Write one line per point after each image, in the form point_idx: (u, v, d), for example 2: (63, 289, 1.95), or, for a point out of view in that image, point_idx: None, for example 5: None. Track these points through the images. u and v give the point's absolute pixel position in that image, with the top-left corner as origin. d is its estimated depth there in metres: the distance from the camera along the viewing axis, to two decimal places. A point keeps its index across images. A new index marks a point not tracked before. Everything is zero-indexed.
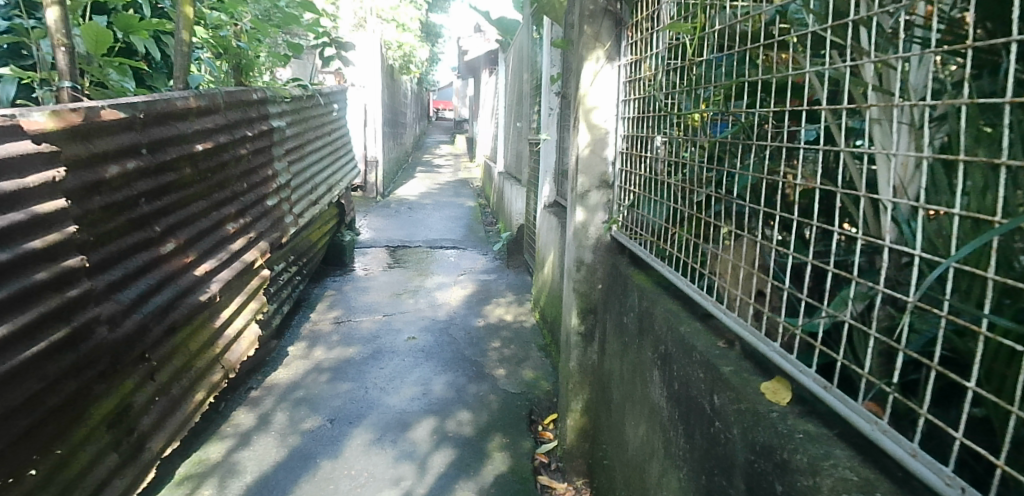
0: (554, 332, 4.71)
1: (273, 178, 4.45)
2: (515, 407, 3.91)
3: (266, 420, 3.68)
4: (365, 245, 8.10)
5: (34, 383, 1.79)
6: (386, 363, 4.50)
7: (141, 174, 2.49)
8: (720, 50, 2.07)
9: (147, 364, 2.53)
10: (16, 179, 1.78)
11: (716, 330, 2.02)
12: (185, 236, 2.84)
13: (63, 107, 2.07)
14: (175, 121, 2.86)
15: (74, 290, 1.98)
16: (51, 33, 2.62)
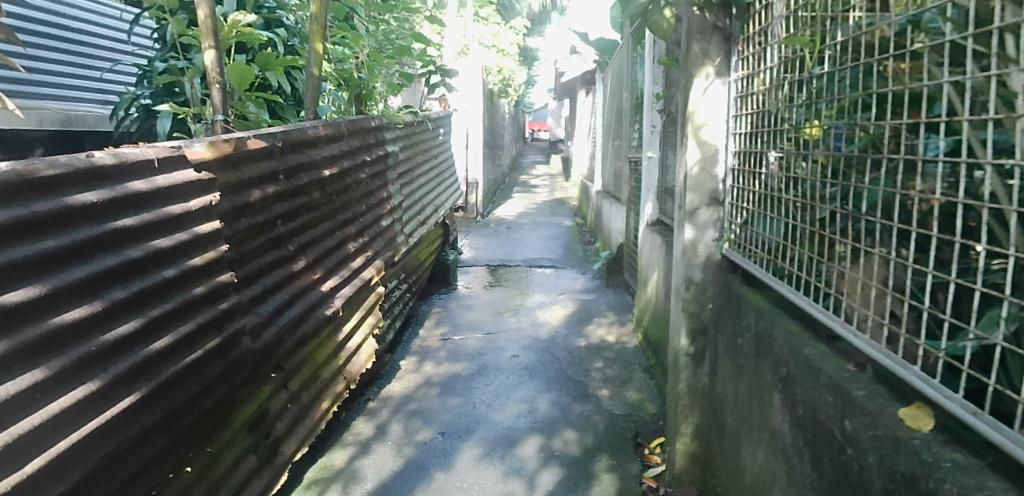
0: (658, 352, 4.63)
1: (387, 201, 4.64)
2: (622, 429, 3.87)
3: (383, 431, 3.81)
4: (467, 264, 8.27)
5: (193, 387, 1.96)
6: (491, 380, 4.57)
7: (279, 198, 2.67)
8: (842, 63, 2.01)
9: (282, 373, 2.70)
10: (181, 204, 1.97)
11: (844, 353, 1.93)
12: (314, 255, 3.02)
13: (217, 137, 2.26)
14: (307, 148, 3.06)
15: (225, 303, 2.15)
16: (207, 72, 2.90)
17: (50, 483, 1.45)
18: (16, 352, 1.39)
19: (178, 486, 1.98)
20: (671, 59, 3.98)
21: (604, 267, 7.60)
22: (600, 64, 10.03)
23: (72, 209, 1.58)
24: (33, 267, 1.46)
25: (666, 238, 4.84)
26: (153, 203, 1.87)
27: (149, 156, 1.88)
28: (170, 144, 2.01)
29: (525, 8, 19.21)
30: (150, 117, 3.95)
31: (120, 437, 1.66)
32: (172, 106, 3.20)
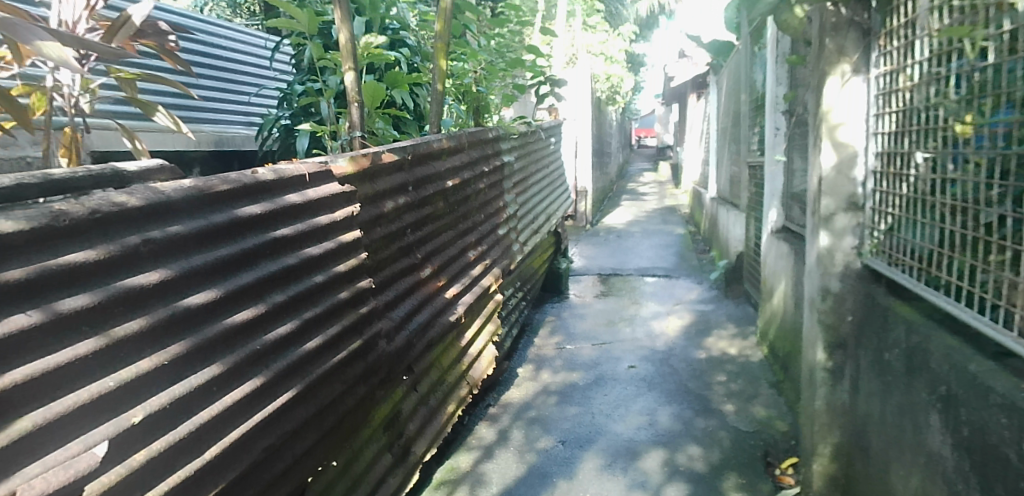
0: (787, 367, 4.41)
1: (503, 210, 4.69)
2: (750, 446, 3.70)
3: (505, 436, 3.85)
4: (579, 273, 8.22)
5: (338, 386, 2.06)
6: (610, 390, 4.50)
7: (408, 208, 2.77)
8: (1011, 54, 1.84)
9: (413, 375, 2.79)
10: (328, 215, 2.09)
11: (1016, 371, 1.75)
12: (439, 263, 3.10)
13: (358, 152, 2.37)
14: (432, 161, 3.15)
15: (364, 308, 2.25)
16: (347, 93, 3.06)
17: (221, 472, 1.54)
18: (199, 348, 1.49)
19: (320, 481, 2.07)
20: (799, 58, 3.79)
21: (722, 277, 7.32)
22: (714, 68, 9.73)
23: (241, 220, 1.70)
24: (213, 272, 1.57)
25: (795, 246, 4.59)
26: (305, 214, 1.99)
27: (302, 171, 2.01)
28: (317, 159, 2.13)
29: (633, 14, 18.93)
30: (289, 136, 4.22)
31: (279, 431, 1.77)
32: (312, 125, 3.38)
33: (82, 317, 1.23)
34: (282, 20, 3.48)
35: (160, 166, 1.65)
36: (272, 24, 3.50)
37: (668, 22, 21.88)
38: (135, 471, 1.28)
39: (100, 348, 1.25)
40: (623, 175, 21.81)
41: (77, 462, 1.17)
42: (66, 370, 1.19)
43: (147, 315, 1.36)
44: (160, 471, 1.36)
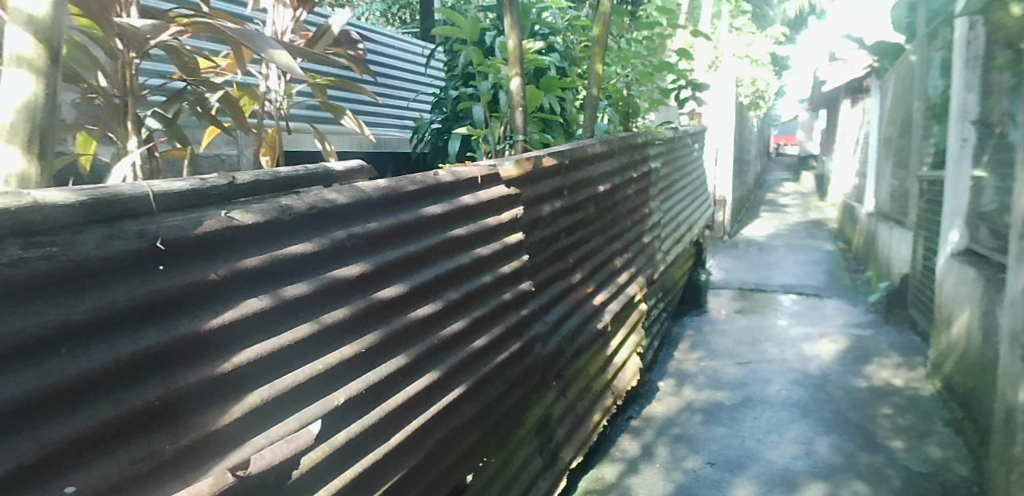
0: (971, 405, 3.96)
1: (649, 217, 4.57)
2: (926, 490, 3.35)
3: (650, 452, 3.75)
4: (719, 286, 7.83)
5: (500, 386, 2.10)
6: (760, 413, 4.25)
7: (563, 212, 2.78)
8: None
9: (563, 380, 2.78)
10: (495, 217, 2.14)
11: None
12: (588, 269, 3.08)
13: (522, 156, 2.41)
14: (586, 165, 3.15)
15: (523, 310, 2.28)
16: (512, 97, 3.13)
17: (403, 459, 1.61)
18: (387, 339, 1.56)
19: (481, 476, 2.11)
20: (1005, 62, 3.43)
21: (882, 299, 6.72)
22: (875, 71, 8.99)
23: (424, 220, 1.78)
24: (401, 266, 1.65)
25: (984, 272, 4.12)
26: (476, 215, 2.04)
27: (475, 174, 2.07)
28: (487, 162, 2.19)
29: (779, 14, 17.73)
30: (439, 140, 4.29)
31: (450, 424, 1.82)
32: (468, 128, 3.45)
33: (299, 304, 1.30)
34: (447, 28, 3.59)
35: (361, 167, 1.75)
36: (438, 31, 3.62)
37: (818, 23, 20.45)
38: (336, 450, 1.36)
39: (313, 333, 1.31)
40: (766, 184, 20.67)
41: (298, 437, 1.17)
42: (285, 353, 1.23)
43: (346, 306, 1.44)
44: (354, 452, 1.44)
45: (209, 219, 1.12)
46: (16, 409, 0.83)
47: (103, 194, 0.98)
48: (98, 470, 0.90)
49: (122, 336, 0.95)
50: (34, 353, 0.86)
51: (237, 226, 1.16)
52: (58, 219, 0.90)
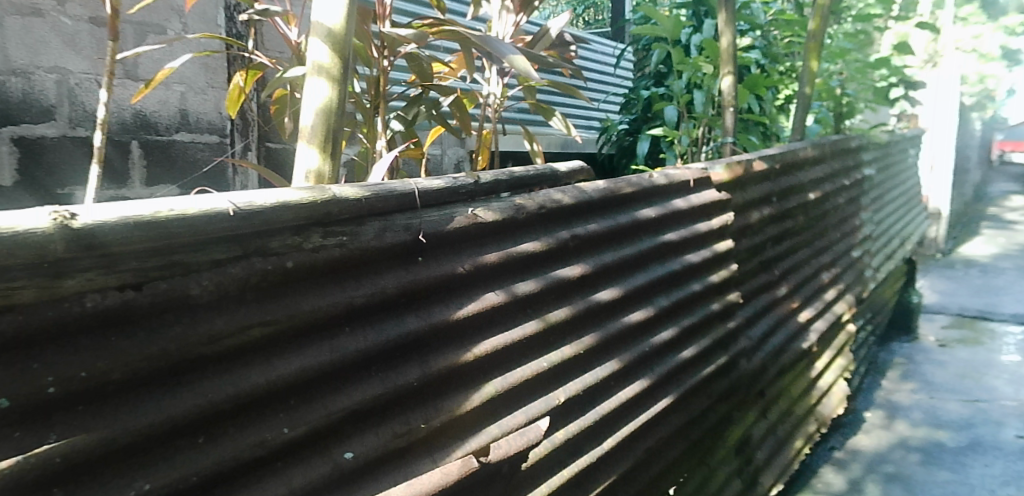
0: None
1: (860, 229, 4.15)
2: None
3: (860, 489, 3.38)
4: (933, 308, 6.92)
5: (705, 400, 2.01)
6: (993, 459, 3.69)
7: (771, 220, 2.61)
8: None
9: (765, 399, 2.60)
10: (706, 222, 2.07)
11: None
12: (794, 282, 2.86)
13: (733, 160, 2.32)
14: (795, 170, 2.95)
15: (730, 322, 2.17)
16: (723, 97, 2.96)
17: (612, 464, 1.59)
18: (604, 341, 1.55)
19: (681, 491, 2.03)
20: None
21: None
22: None
23: (639, 222, 1.75)
24: (617, 269, 1.64)
25: None
26: (688, 220, 1.98)
27: (686, 178, 2.01)
28: (698, 165, 2.12)
29: None
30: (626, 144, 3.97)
31: (656, 435, 1.78)
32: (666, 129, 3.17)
33: (527, 302, 1.33)
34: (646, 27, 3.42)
35: (581, 167, 1.67)
36: (638, 32, 3.50)
37: None
38: (559, 447, 1.39)
39: (539, 330, 1.33)
40: None
41: (528, 431, 1.21)
42: (515, 348, 1.26)
43: (569, 305, 1.45)
44: (571, 451, 1.45)
45: (458, 216, 1.19)
46: (314, 378, 0.90)
47: (382, 189, 1.03)
48: (370, 440, 0.95)
49: (390, 320, 1.02)
50: (326, 330, 0.93)
51: (479, 224, 1.23)
52: (352, 210, 0.97)
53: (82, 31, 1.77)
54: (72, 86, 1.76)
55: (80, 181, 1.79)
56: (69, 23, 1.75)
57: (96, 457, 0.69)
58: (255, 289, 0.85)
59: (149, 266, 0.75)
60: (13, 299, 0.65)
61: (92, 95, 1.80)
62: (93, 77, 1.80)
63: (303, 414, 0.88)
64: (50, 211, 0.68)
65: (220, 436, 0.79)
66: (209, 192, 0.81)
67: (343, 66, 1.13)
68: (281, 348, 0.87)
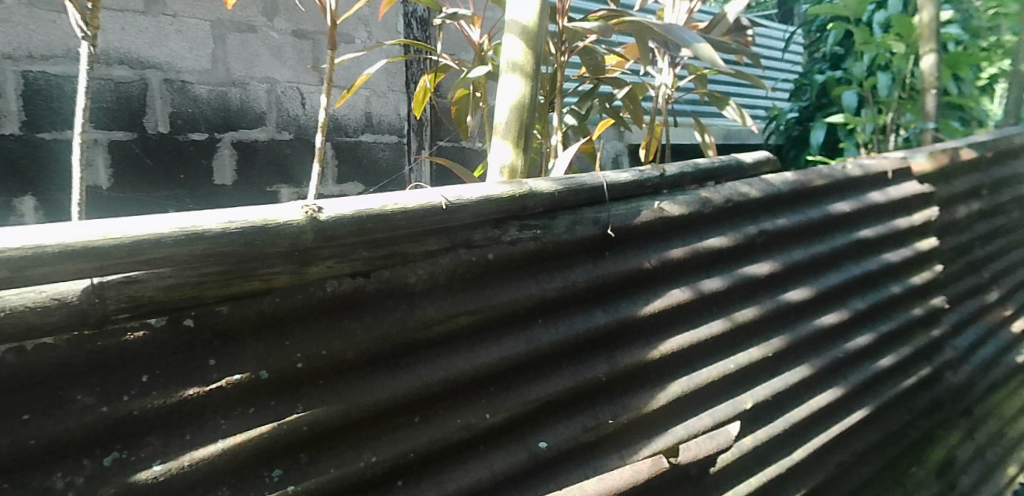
0: None
1: None
2: None
3: None
4: None
5: (904, 414, 1.83)
6: None
7: (982, 216, 2.33)
8: None
9: (973, 418, 2.31)
10: (906, 217, 1.88)
11: None
12: (1008, 287, 2.52)
13: (936, 149, 2.10)
14: (1010, 159, 2.61)
15: (935, 330, 1.95)
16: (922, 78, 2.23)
17: (799, 479, 1.49)
18: (795, 344, 1.44)
19: None
20: None
21: None
22: None
23: (833, 218, 1.62)
24: (809, 267, 1.52)
25: None
26: (886, 215, 1.81)
27: (884, 168, 1.84)
28: (897, 155, 1.94)
29: None
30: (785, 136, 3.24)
31: (848, 450, 1.63)
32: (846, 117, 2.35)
33: (713, 300, 1.25)
34: (822, 4, 2.46)
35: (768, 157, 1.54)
36: (811, 10, 2.51)
37: None
38: (743, 456, 1.32)
39: (727, 330, 1.25)
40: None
41: (717, 435, 1.15)
42: (702, 348, 1.19)
43: (759, 304, 1.36)
44: (754, 461, 1.37)
45: (645, 209, 1.16)
46: (513, 367, 0.93)
47: (573, 183, 1.05)
48: (563, 431, 0.97)
49: (583, 313, 1.02)
50: (521, 321, 0.96)
51: (667, 218, 1.19)
52: (546, 204, 1.01)
53: (286, 44, 1.75)
54: (280, 95, 1.74)
55: (287, 181, 1.78)
56: (276, 36, 1.74)
57: (331, 429, 0.78)
58: (460, 278, 0.91)
59: (375, 255, 0.84)
60: (270, 284, 0.77)
61: (298, 103, 1.78)
62: (297, 85, 1.77)
63: (502, 401, 0.91)
64: (302, 205, 0.79)
65: (433, 416, 0.86)
66: (425, 188, 0.89)
67: (535, 62, 1.16)
68: (483, 337, 0.92)
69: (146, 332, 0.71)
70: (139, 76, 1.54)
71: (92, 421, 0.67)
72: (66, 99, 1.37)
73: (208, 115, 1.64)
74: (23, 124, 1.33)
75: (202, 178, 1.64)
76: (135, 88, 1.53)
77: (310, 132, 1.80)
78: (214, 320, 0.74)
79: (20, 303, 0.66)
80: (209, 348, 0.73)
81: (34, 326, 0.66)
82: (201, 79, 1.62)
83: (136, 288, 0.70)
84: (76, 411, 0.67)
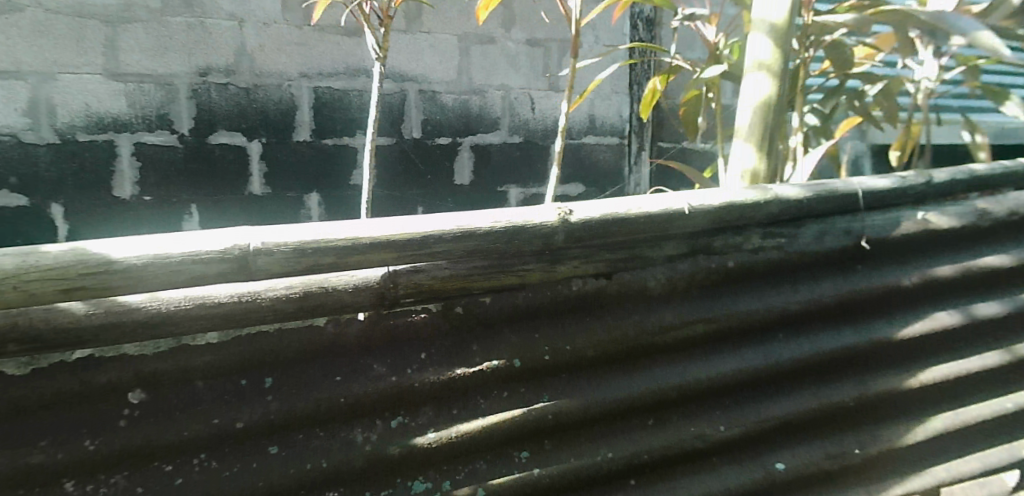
0: None
1: None
2: None
3: None
4: None
5: None
6: None
7: None
8: None
9: None
10: None
11: None
12: None
13: None
14: None
15: None
16: None
17: None
18: None
19: None
20: None
21: None
22: None
23: None
24: None
25: None
26: None
27: None
28: None
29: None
30: None
31: None
32: None
33: (988, 328, 1.04)
34: None
35: None
36: None
37: None
38: None
39: (1004, 365, 1.03)
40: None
41: (988, 482, 1.02)
42: (974, 381, 1.02)
43: None
44: None
45: (906, 221, 1.03)
46: (751, 381, 0.91)
47: (822, 189, 0.99)
48: (804, 454, 0.91)
49: (829, 332, 0.95)
50: (761, 335, 0.93)
51: (933, 229, 1.03)
52: (792, 211, 0.96)
53: (521, 53, 1.69)
54: (514, 100, 1.69)
55: (516, 182, 1.73)
56: (512, 46, 1.68)
57: (573, 421, 0.82)
58: (699, 286, 0.91)
59: (617, 257, 0.88)
60: (524, 279, 0.83)
61: (529, 108, 1.71)
62: (529, 92, 1.71)
63: (738, 415, 0.89)
64: (555, 208, 0.84)
65: (668, 421, 0.86)
66: (669, 194, 0.90)
67: (785, 60, 1.11)
68: (721, 347, 0.90)
69: (426, 315, 0.80)
70: (399, 88, 1.57)
71: (384, 387, 0.77)
72: (351, 109, 1.44)
73: (452, 121, 1.64)
74: (314, 132, 1.42)
75: (444, 180, 1.65)
76: (395, 99, 1.57)
77: (542, 136, 1.74)
78: (478, 309, 0.82)
79: (339, 284, 0.77)
80: (472, 334, 0.81)
81: (346, 303, 0.76)
82: (448, 89, 1.62)
83: (420, 276, 0.79)
84: (372, 378, 0.77)
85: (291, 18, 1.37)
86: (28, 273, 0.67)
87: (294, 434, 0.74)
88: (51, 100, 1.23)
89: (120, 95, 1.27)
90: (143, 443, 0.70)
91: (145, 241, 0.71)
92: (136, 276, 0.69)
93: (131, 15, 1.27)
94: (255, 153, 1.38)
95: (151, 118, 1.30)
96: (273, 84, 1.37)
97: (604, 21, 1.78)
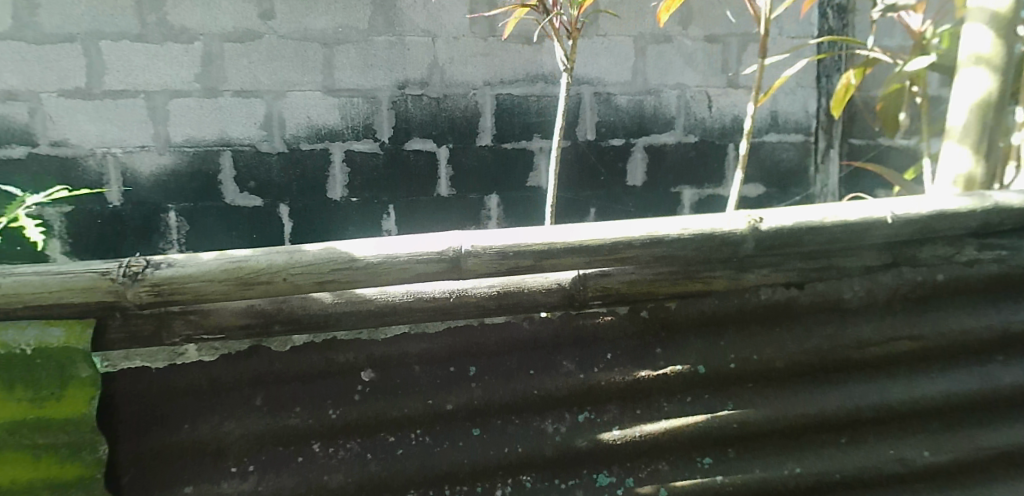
0: None
1: None
2: None
3: None
4: None
5: None
6: None
7: None
8: None
9: None
10: None
11: None
12: None
13: None
14: None
15: None
16: None
17: None
18: None
19: None
20: None
21: None
22: None
23: None
24: None
25: None
26: None
27: None
28: None
29: None
30: None
31: None
32: None
33: None
34: None
35: None
36: None
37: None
38: None
39: None
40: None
41: None
42: None
43: None
44: None
45: None
46: (963, 406, 0.83)
47: None
48: None
49: None
50: (974, 355, 0.85)
51: None
52: (1018, 220, 0.86)
53: (698, 50, 1.59)
54: (690, 99, 1.60)
55: (690, 182, 1.64)
56: (688, 43, 1.59)
57: (760, 431, 0.80)
58: (903, 299, 0.85)
59: (810, 267, 0.84)
60: (710, 286, 0.83)
61: (705, 106, 1.61)
62: (706, 89, 1.61)
63: (946, 441, 0.82)
64: (746, 216, 0.82)
65: (864, 441, 0.81)
66: (870, 201, 0.85)
67: (1008, 52, 1.01)
68: (926, 366, 0.84)
69: (612, 317, 0.82)
70: (574, 92, 1.54)
71: (572, 384, 0.80)
72: (530, 114, 1.49)
73: (626, 122, 1.58)
74: (495, 137, 1.48)
75: (617, 180, 1.60)
76: (571, 104, 1.54)
77: (719, 134, 1.64)
78: (663, 314, 0.82)
79: (534, 285, 0.80)
80: (656, 338, 0.82)
81: (539, 302, 0.80)
82: (623, 90, 1.57)
83: (609, 280, 0.81)
84: (563, 374, 0.80)
85: (478, 31, 1.44)
86: (294, 267, 0.75)
87: (494, 420, 0.79)
88: (282, 115, 1.39)
89: (335, 108, 1.41)
90: (375, 415, 0.77)
91: (367, 242, 0.77)
92: (374, 272, 0.76)
93: (345, 37, 1.39)
94: (443, 158, 1.47)
95: (359, 128, 1.43)
96: (460, 93, 1.45)
97: (790, 13, 1.64)
